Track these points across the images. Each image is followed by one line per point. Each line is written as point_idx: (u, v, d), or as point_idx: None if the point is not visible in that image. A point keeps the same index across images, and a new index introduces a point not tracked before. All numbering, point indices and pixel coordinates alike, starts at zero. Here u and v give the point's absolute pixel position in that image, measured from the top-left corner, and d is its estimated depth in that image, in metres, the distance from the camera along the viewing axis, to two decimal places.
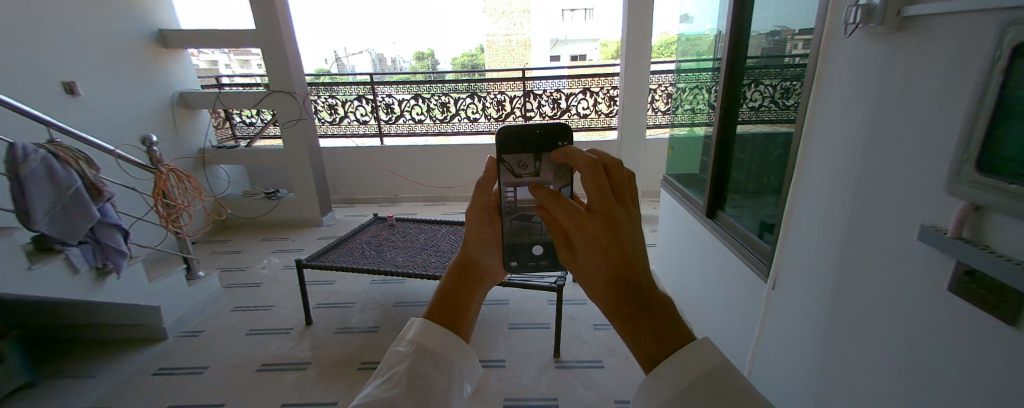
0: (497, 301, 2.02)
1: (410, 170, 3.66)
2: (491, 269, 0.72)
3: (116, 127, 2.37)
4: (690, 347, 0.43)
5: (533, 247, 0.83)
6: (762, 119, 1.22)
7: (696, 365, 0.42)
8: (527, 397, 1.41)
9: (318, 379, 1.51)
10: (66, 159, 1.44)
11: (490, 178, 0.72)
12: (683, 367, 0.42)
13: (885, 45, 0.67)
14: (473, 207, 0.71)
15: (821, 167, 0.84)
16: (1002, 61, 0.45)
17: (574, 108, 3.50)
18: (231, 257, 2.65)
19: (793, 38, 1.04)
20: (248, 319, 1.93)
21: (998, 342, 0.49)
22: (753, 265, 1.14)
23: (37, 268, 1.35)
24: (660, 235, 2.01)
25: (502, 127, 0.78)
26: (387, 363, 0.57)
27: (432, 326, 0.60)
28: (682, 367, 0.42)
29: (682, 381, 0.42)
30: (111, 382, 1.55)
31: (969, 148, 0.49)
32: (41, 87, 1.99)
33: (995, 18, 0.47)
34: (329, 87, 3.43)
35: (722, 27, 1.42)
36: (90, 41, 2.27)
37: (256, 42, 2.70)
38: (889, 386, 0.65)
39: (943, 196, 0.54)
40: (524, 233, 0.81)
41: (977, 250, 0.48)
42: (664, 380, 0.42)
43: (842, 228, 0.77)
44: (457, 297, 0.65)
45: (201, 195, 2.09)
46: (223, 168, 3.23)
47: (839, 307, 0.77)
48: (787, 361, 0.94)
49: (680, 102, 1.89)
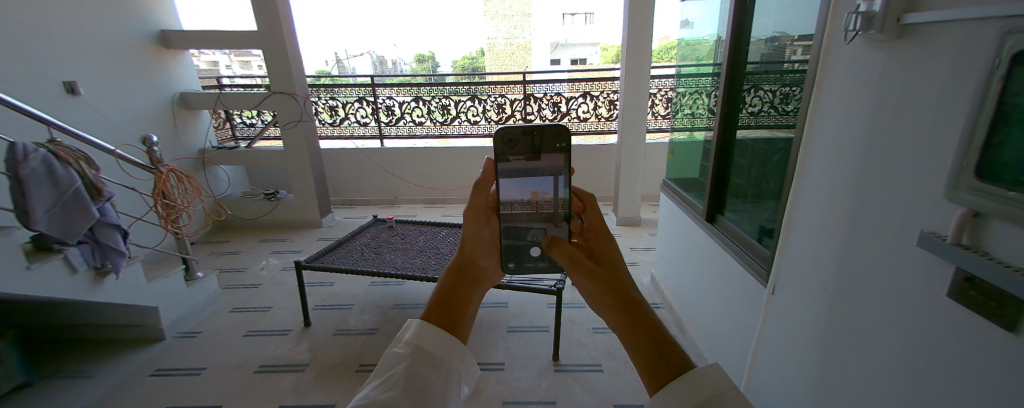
0: (497, 303, 2.02)
1: (410, 172, 3.66)
2: (488, 270, 0.74)
3: (115, 127, 2.37)
4: (700, 371, 0.53)
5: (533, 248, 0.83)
6: (762, 124, 1.22)
7: (702, 387, 0.51)
8: (526, 400, 1.41)
9: (316, 382, 1.50)
10: (67, 159, 1.43)
11: (488, 178, 0.75)
12: (687, 387, 0.52)
13: (883, 53, 0.68)
14: (473, 207, 0.73)
15: (821, 173, 0.84)
16: (1001, 68, 0.46)
17: (574, 112, 3.52)
18: (230, 258, 2.64)
19: (793, 44, 1.05)
20: (247, 319, 1.93)
21: (995, 348, 0.49)
22: (753, 270, 1.14)
23: (35, 267, 1.33)
24: (659, 239, 2.01)
25: (503, 127, 0.78)
26: (382, 366, 0.57)
27: (430, 330, 0.60)
28: (695, 386, 0.52)
29: (691, 399, 0.51)
30: (107, 383, 1.54)
31: (970, 155, 0.49)
32: (40, 87, 1.99)
33: (994, 27, 0.48)
34: (330, 89, 3.44)
35: (721, 32, 1.43)
36: (91, 41, 2.26)
37: (257, 43, 2.70)
38: (888, 391, 0.65)
39: (942, 202, 0.55)
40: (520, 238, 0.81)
41: (974, 255, 0.48)
42: (679, 393, 0.51)
43: (841, 231, 0.77)
44: (457, 297, 0.66)
45: (201, 196, 2.08)
46: (223, 168, 3.23)
47: (838, 311, 0.77)
48: (786, 366, 0.94)
49: (679, 106, 1.89)
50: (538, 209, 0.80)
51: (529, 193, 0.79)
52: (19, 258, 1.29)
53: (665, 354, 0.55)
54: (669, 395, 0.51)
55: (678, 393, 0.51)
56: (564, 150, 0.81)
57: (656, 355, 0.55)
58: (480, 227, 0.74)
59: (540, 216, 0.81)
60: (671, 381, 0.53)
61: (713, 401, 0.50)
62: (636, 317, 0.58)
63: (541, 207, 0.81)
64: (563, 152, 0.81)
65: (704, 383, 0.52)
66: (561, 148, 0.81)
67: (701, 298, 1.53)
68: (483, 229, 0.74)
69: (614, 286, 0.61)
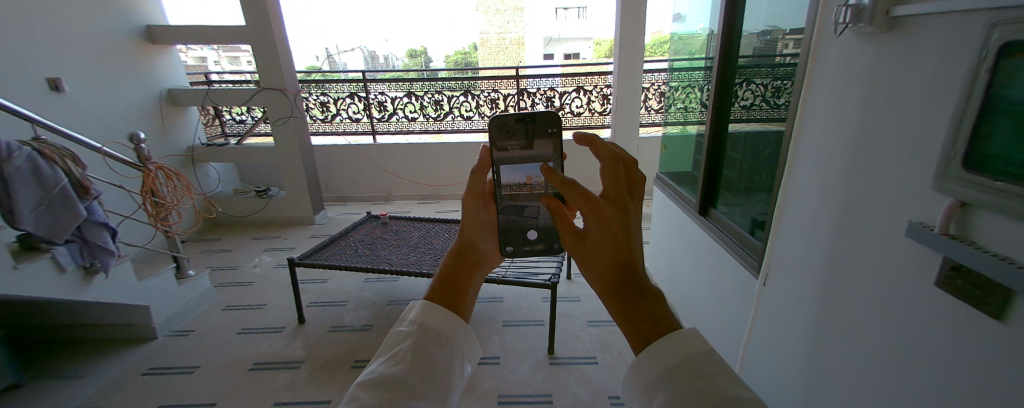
0: (492, 298, 2.03)
1: (403, 168, 3.64)
2: (488, 254, 0.67)
3: (102, 124, 2.32)
4: (677, 333, 0.45)
5: (527, 232, 0.78)
6: (753, 117, 1.23)
7: (681, 347, 0.44)
8: (522, 394, 1.41)
9: (310, 379, 1.50)
10: (52, 157, 1.40)
11: (486, 166, 0.69)
12: (670, 348, 0.44)
13: (871, 46, 0.69)
14: (472, 193, 0.67)
15: (812, 167, 0.85)
16: (989, 59, 0.47)
17: (567, 107, 3.51)
18: (221, 256, 2.61)
19: (784, 38, 1.06)
20: (239, 317, 1.91)
21: (983, 335, 0.50)
22: (742, 259, 1.17)
23: (23, 267, 1.30)
24: (653, 232, 2.03)
25: (496, 116, 0.79)
26: (386, 345, 0.53)
27: (432, 307, 0.55)
28: (670, 349, 0.44)
29: (669, 361, 0.44)
30: (97, 383, 1.52)
31: (957, 146, 0.50)
32: (23, 83, 1.94)
33: (980, 20, 0.49)
34: (321, 84, 3.40)
35: (714, 26, 1.44)
36: (74, 36, 2.21)
37: (246, 39, 2.66)
38: (878, 380, 0.66)
39: (930, 193, 0.56)
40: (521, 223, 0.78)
41: (962, 245, 0.49)
42: (653, 361, 0.44)
43: (831, 224, 0.78)
44: (457, 276, 0.60)
45: (191, 194, 2.05)
46: (212, 166, 3.19)
47: (829, 302, 0.78)
48: (778, 356, 0.96)
49: (672, 100, 1.90)
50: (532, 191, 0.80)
51: (525, 177, 0.80)
52: (6, 258, 1.26)
53: (646, 316, 0.47)
54: (647, 362, 0.44)
55: (655, 355, 0.44)
56: (556, 134, 0.81)
57: (638, 313, 0.47)
58: (479, 211, 0.68)
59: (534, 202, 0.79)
60: (651, 342, 0.45)
61: (685, 367, 0.43)
62: (626, 274, 0.49)
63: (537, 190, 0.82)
64: (555, 137, 0.81)
65: (687, 344, 0.44)
66: (552, 133, 0.81)
67: (693, 290, 1.55)
68: (482, 213, 0.68)
69: (599, 243, 0.52)
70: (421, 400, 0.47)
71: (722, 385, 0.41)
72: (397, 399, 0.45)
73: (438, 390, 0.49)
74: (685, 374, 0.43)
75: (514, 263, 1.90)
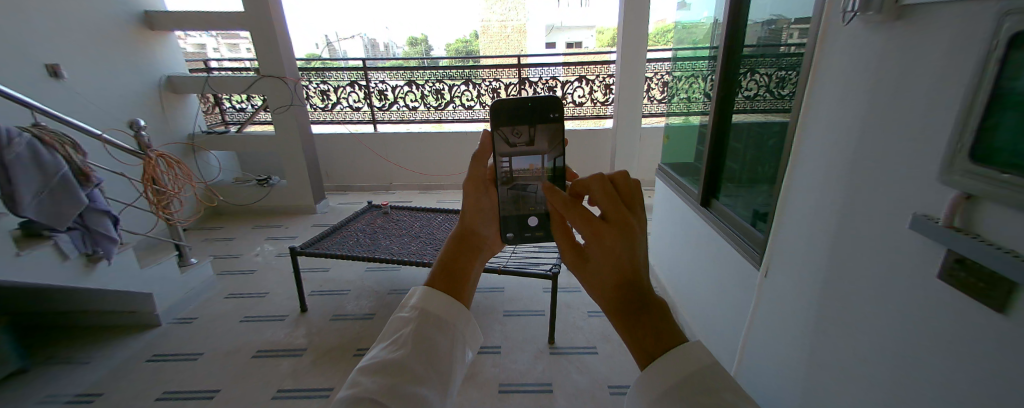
0: (492, 288, 2.04)
1: (404, 157, 3.63)
2: (488, 240, 0.67)
3: (101, 111, 2.31)
4: (682, 348, 0.46)
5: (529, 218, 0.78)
6: (757, 108, 1.22)
7: (688, 362, 0.45)
8: (523, 383, 1.43)
9: (313, 366, 1.51)
10: (52, 144, 1.40)
11: (486, 151, 0.70)
12: (676, 363, 0.45)
13: (878, 35, 0.68)
14: (472, 177, 0.68)
15: (816, 160, 0.85)
16: (999, 49, 0.46)
17: (569, 97, 3.48)
18: (223, 244, 2.62)
19: (789, 27, 1.04)
20: (242, 305, 1.93)
21: (983, 328, 0.50)
22: (743, 250, 1.18)
23: (26, 254, 1.31)
24: (654, 224, 2.03)
25: (496, 100, 0.76)
26: (387, 330, 0.53)
27: (433, 293, 0.55)
28: (677, 366, 0.44)
29: (676, 376, 0.44)
30: (102, 369, 1.54)
31: (963, 138, 0.50)
32: (23, 69, 1.93)
33: (991, 9, 0.48)
34: (321, 73, 3.37)
35: (719, 15, 1.42)
36: (73, 22, 2.18)
37: (244, 25, 2.62)
38: (877, 373, 0.67)
39: (935, 184, 0.55)
40: (522, 204, 0.77)
41: (967, 238, 0.49)
42: (660, 377, 0.44)
43: (834, 217, 0.78)
44: (457, 265, 0.60)
45: (192, 182, 2.05)
46: (213, 154, 3.18)
47: (830, 294, 0.79)
48: (778, 349, 0.97)
49: (675, 90, 1.88)
50: (535, 176, 0.79)
51: (526, 163, 0.78)
52: (9, 245, 1.26)
53: (651, 334, 0.47)
54: (655, 377, 0.45)
55: (664, 372, 0.44)
56: (557, 120, 0.79)
57: (642, 330, 0.47)
58: (480, 196, 0.68)
59: (535, 181, 0.79)
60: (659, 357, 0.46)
61: (693, 384, 0.43)
62: (630, 292, 0.49)
63: (538, 174, 0.80)
64: (555, 122, 0.79)
65: (693, 358, 0.45)
66: (553, 118, 0.79)
67: (694, 282, 1.56)
68: (483, 198, 0.68)
69: (603, 265, 0.51)
70: (423, 385, 0.47)
71: (728, 400, 0.42)
72: (399, 384, 0.46)
73: (440, 375, 0.49)
74: (692, 391, 0.43)
75: (515, 253, 1.90)
